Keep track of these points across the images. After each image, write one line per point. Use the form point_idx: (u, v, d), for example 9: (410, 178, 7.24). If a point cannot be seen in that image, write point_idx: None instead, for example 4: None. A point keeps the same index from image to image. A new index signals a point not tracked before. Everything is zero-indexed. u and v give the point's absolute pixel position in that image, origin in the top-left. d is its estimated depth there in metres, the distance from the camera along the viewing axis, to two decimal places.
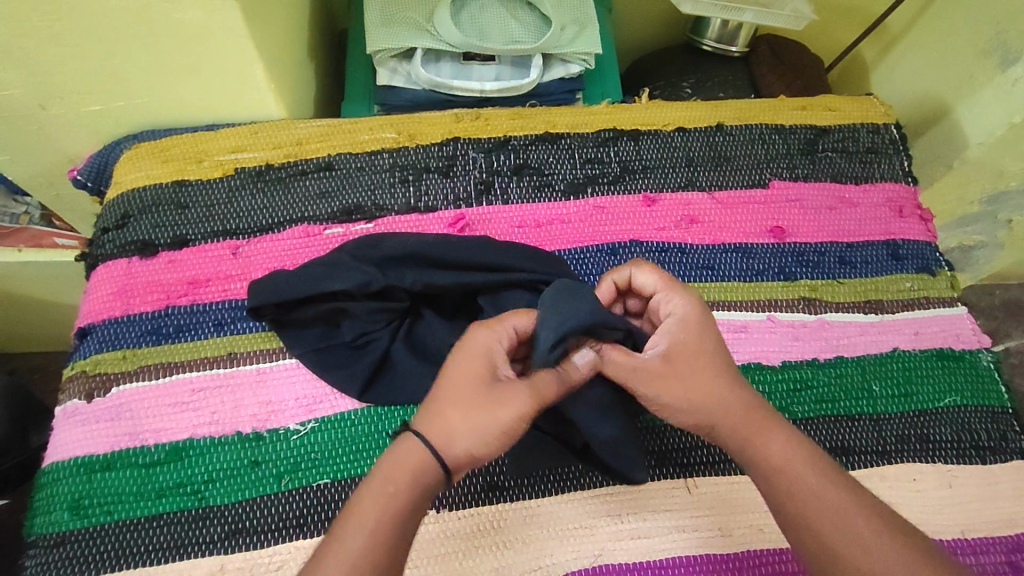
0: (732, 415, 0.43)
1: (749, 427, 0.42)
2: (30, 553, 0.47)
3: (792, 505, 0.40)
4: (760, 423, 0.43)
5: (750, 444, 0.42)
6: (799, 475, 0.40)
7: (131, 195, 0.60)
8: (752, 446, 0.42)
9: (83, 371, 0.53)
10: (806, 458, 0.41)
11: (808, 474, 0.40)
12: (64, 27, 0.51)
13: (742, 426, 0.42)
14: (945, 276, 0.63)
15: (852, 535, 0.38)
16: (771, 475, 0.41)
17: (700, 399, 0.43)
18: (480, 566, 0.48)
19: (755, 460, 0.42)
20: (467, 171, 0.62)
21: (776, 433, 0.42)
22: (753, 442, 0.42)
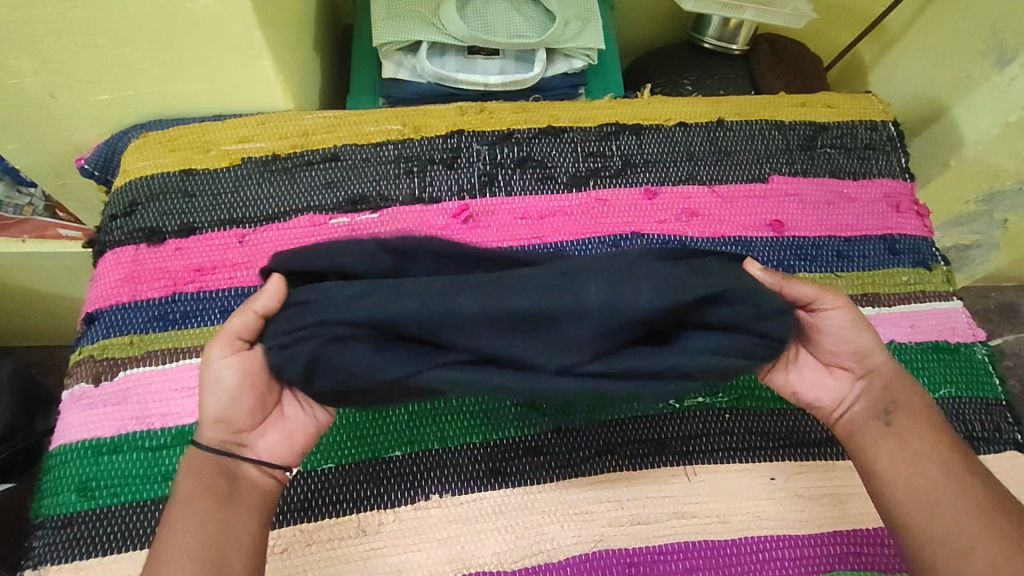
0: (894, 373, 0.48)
1: (899, 382, 0.48)
2: (39, 533, 0.48)
3: (906, 450, 0.45)
4: (910, 385, 0.48)
5: (896, 397, 0.47)
6: (927, 430, 0.46)
7: (139, 183, 0.60)
8: (897, 397, 0.47)
9: (91, 355, 0.54)
10: (938, 424, 0.47)
11: (934, 438, 0.46)
12: (76, 15, 0.52)
13: (890, 378, 0.48)
14: (941, 271, 0.64)
15: (954, 490, 0.43)
16: (902, 424, 0.46)
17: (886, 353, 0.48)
18: (482, 549, 0.49)
19: (892, 406, 0.47)
20: (471, 163, 0.63)
21: (920, 396, 0.48)
22: (899, 391, 0.47)
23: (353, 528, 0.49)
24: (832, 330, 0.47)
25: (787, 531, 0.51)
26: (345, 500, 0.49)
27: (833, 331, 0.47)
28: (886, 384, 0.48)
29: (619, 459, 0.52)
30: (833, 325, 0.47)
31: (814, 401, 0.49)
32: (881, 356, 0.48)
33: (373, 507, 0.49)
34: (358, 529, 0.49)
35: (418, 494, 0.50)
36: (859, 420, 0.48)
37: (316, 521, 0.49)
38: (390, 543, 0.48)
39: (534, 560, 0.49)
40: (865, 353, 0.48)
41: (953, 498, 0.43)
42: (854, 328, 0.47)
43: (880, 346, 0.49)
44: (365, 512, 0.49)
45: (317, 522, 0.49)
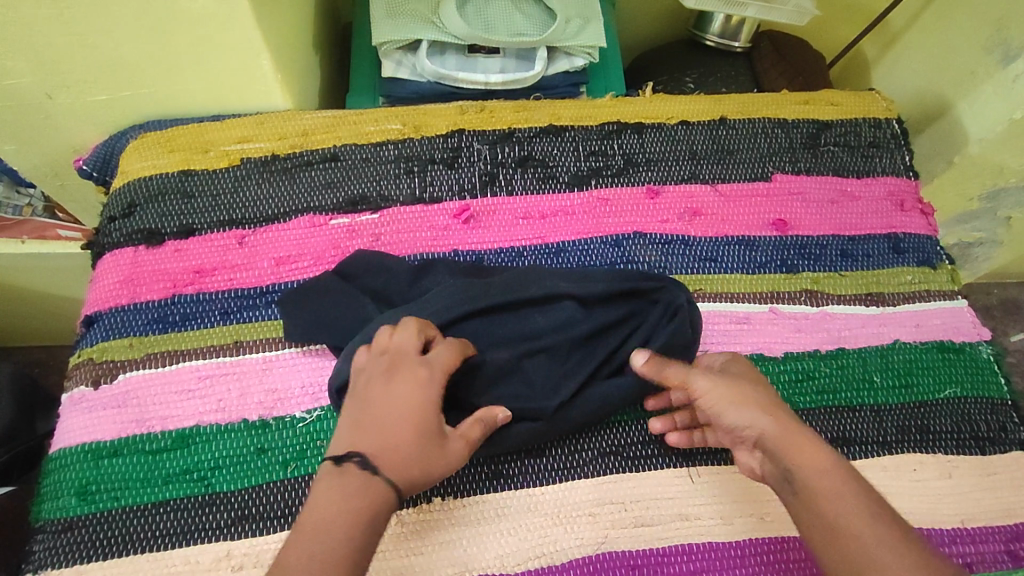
0: (775, 434, 0.44)
1: (788, 444, 0.43)
2: (39, 537, 0.48)
3: (823, 528, 0.40)
4: (804, 444, 0.43)
5: (788, 461, 0.43)
6: (832, 493, 0.40)
7: (137, 184, 0.60)
8: (791, 464, 0.42)
9: (90, 358, 0.53)
10: (843, 479, 0.41)
11: (844, 499, 0.40)
12: (73, 15, 0.51)
13: (779, 443, 0.43)
14: (946, 270, 0.64)
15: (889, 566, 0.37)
16: (809, 492, 0.41)
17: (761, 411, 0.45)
18: (484, 552, 0.48)
19: (789, 475, 0.42)
20: (471, 163, 0.63)
21: (819, 451, 0.43)
22: (793, 451, 0.43)
23: None
24: (709, 403, 0.46)
25: (791, 533, 0.50)
26: None
27: (708, 406, 0.46)
28: (774, 453, 0.43)
29: (623, 460, 0.52)
30: (705, 402, 0.46)
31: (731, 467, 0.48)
32: (760, 421, 0.45)
33: None
34: None
35: (420, 497, 0.50)
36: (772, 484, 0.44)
37: None
38: (392, 546, 0.48)
39: (537, 563, 0.48)
40: (742, 425, 0.45)
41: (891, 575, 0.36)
42: (727, 396, 0.46)
43: (766, 408, 0.45)
44: None
45: None
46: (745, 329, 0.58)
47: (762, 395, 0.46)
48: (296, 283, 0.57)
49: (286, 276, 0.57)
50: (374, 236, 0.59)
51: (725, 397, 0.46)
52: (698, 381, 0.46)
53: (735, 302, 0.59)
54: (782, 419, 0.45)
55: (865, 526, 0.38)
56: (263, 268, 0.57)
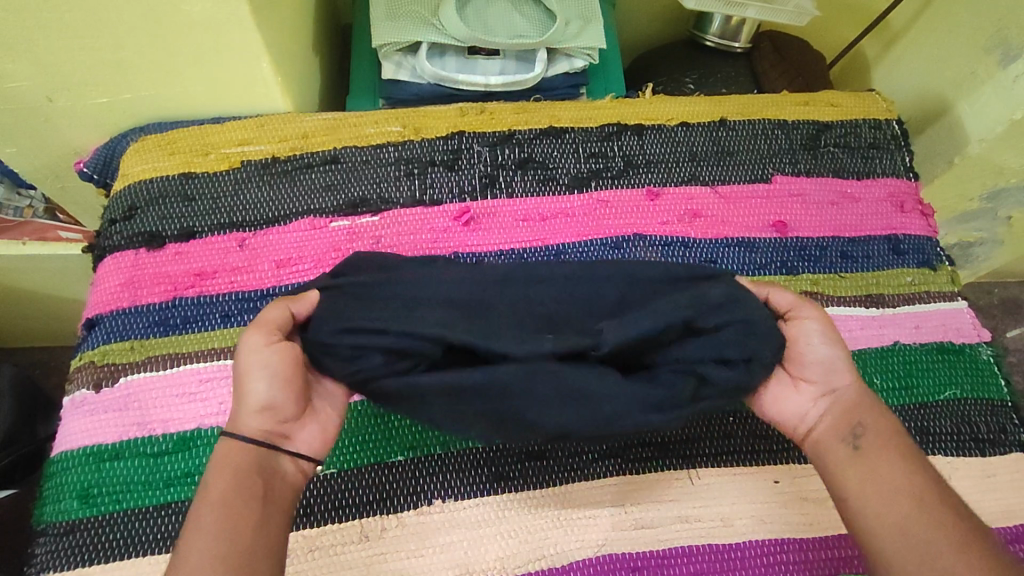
0: (858, 400, 0.45)
1: (868, 405, 0.45)
2: (41, 540, 0.48)
3: (871, 492, 0.42)
4: (878, 411, 0.45)
5: (865, 426, 0.44)
6: (894, 455, 0.43)
7: (138, 187, 0.60)
8: (862, 421, 0.44)
9: (91, 361, 0.53)
10: (910, 455, 0.43)
11: (902, 462, 0.43)
12: (73, 18, 0.51)
13: (859, 401, 0.45)
14: (946, 271, 0.64)
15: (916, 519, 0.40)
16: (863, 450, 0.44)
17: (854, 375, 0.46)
18: (484, 555, 0.48)
19: (857, 429, 0.44)
20: (472, 165, 0.63)
21: (890, 420, 0.45)
22: (872, 414, 0.45)
23: (356, 533, 0.48)
24: (800, 340, 0.46)
25: (790, 536, 0.50)
26: (348, 505, 0.49)
27: (803, 346, 0.46)
28: (848, 408, 0.45)
29: (623, 462, 0.52)
30: (801, 334, 0.46)
31: (777, 416, 0.47)
32: (852, 381, 0.46)
33: (376, 513, 0.49)
34: (361, 535, 0.48)
35: (421, 500, 0.50)
36: (825, 438, 0.45)
37: (319, 526, 0.48)
38: (393, 549, 0.48)
39: (537, 566, 0.48)
40: (832, 367, 0.46)
41: (918, 532, 0.39)
42: (822, 339, 0.46)
43: (849, 367, 0.47)
44: (368, 518, 0.49)
45: (320, 528, 0.48)
46: None
47: (851, 360, 0.47)
48: (296, 285, 0.57)
49: (286, 279, 0.57)
50: (374, 239, 0.59)
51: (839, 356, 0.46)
52: (811, 320, 0.46)
53: None
54: (862, 382, 0.46)
55: (918, 494, 0.41)
56: (264, 270, 0.57)
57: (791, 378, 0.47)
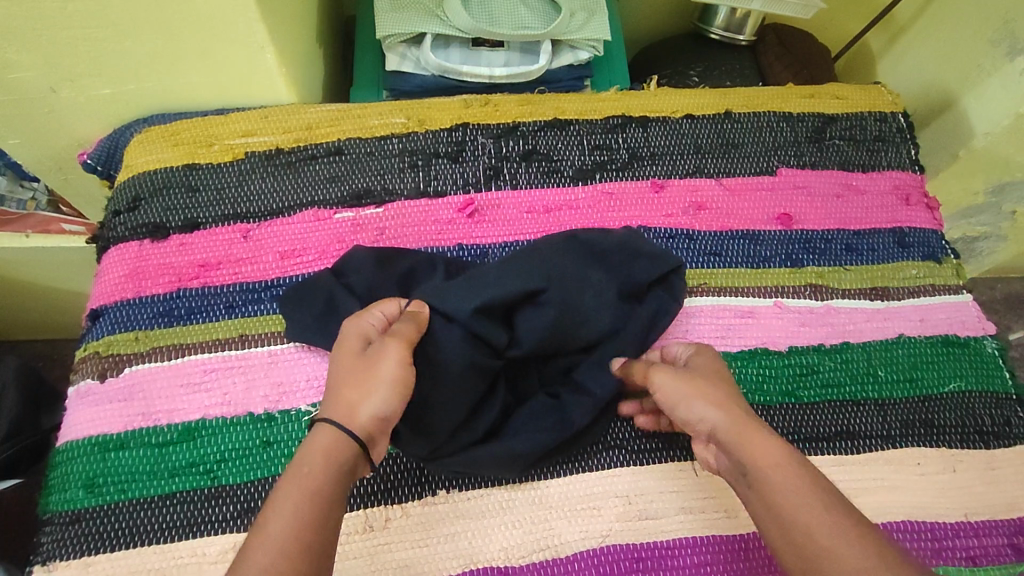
0: (727, 429, 0.42)
1: (743, 431, 0.42)
2: (47, 529, 0.48)
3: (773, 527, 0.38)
4: (753, 434, 0.41)
5: (741, 457, 0.41)
6: (778, 487, 0.39)
7: (142, 178, 0.60)
8: (743, 455, 0.41)
9: (96, 352, 0.53)
10: (796, 471, 0.39)
11: (790, 483, 0.39)
12: (76, 9, 0.51)
13: (733, 430, 0.42)
14: (951, 264, 0.64)
15: (834, 554, 0.35)
16: (757, 483, 0.40)
17: (717, 403, 0.43)
18: (489, 544, 0.48)
19: (743, 467, 0.41)
20: (476, 156, 0.63)
21: (767, 439, 0.41)
22: (745, 441, 0.41)
23: (361, 523, 0.48)
24: (665, 399, 0.45)
25: None
26: (354, 496, 0.49)
27: (665, 402, 0.45)
28: (727, 444, 0.42)
29: (628, 454, 0.52)
30: (664, 391, 0.45)
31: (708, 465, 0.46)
32: (714, 413, 0.43)
33: (381, 503, 0.49)
34: (366, 525, 0.48)
35: (425, 490, 0.50)
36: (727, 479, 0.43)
37: None
38: (398, 539, 0.48)
39: (542, 556, 0.48)
40: (700, 413, 0.44)
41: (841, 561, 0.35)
42: (675, 378, 0.45)
43: (721, 399, 0.44)
44: (373, 508, 0.49)
45: None
46: (750, 324, 0.58)
47: (728, 389, 0.45)
48: (300, 277, 0.57)
49: (291, 270, 0.57)
50: (379, 230, 0.59)
51: (684, 388, 0.45)
52: (658, 376, 0.46)
53: (739, 296, 0.59)
54: (740, 410, 0.43)
55: (820, 519, 0.37)
56: (269, 261, 0.57)
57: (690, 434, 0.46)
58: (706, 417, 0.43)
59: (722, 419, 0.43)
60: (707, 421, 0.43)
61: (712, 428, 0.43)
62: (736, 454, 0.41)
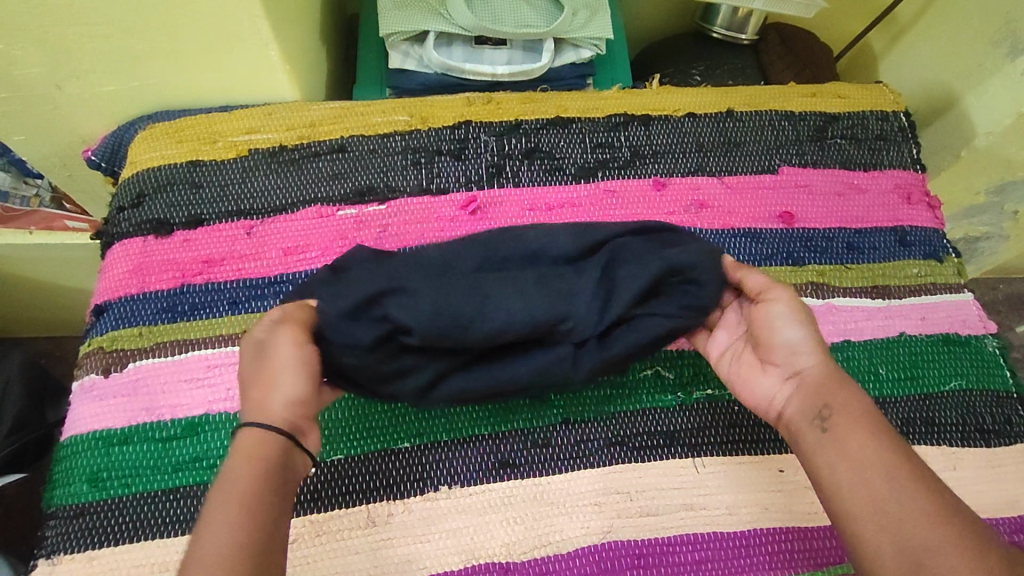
0: (827, 373, 0.44)
1: (835, 384, 0.44)
2: (51, 523, 0.48)
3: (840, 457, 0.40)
4: (846, 385, 0.44)
5: (828, 400, 0.43)
6: (859, 440, 0.40)
7: (146, 174, 0.60)
8: (831, 395, 0.43)
9: (100, 347, 0.54)
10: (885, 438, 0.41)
11: (874, 440, 0.40)
12: (82, 6, 0.51)
13: (826, 380, 0.44)
14: (953, 263, 0.64)
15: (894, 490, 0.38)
16: (837, 431, 0.42)
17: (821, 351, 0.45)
18: (490, 540, 0.49)
19: (826, 411, 0.43)
20: (479, 154, 0.63)
21: (857, 401, 0.42)
22: (840, 394, 0.43)
23: (363, 519, 0.49)
24: (762, 325, 0.46)
25: (795, 524, 0.51)
26: (356, 491, 0.49)
27: (762, 331, 0.46)
28: (817, 387, 0.44)
29: (629, 451, 0.52)
30: (773, 312, 0.46)
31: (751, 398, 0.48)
32: (815, 356, 0.45)
33: (383, 498, 0.49)
34: (368, 520, 0.49)
35: (427, 486, 0.50)
36: (795, 417, 0.44)
37: (327, 511, 0.49)
38: (399, 534, 0.48)
39: (543, 552, 0.49)
40: (798, 347, 0.45)
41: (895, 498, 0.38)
42: (792, 320, 0.46)
43: (818, 346, 0.45)
44: (375, 503, 0.49)
45: (328, 513, 0.49)
46: None
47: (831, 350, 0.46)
48: (303, 274, 0.57)
49: (294, 266, 0.57)
50: (381, 228, 0.59)
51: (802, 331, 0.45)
52: (777, 303, 0.46)
53: None
54: (835, 366, 0.45)
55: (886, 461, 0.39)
56: (272, 258, 0.58)
57: (759, 359, 0.47)
58: (810, 356, 0.45)
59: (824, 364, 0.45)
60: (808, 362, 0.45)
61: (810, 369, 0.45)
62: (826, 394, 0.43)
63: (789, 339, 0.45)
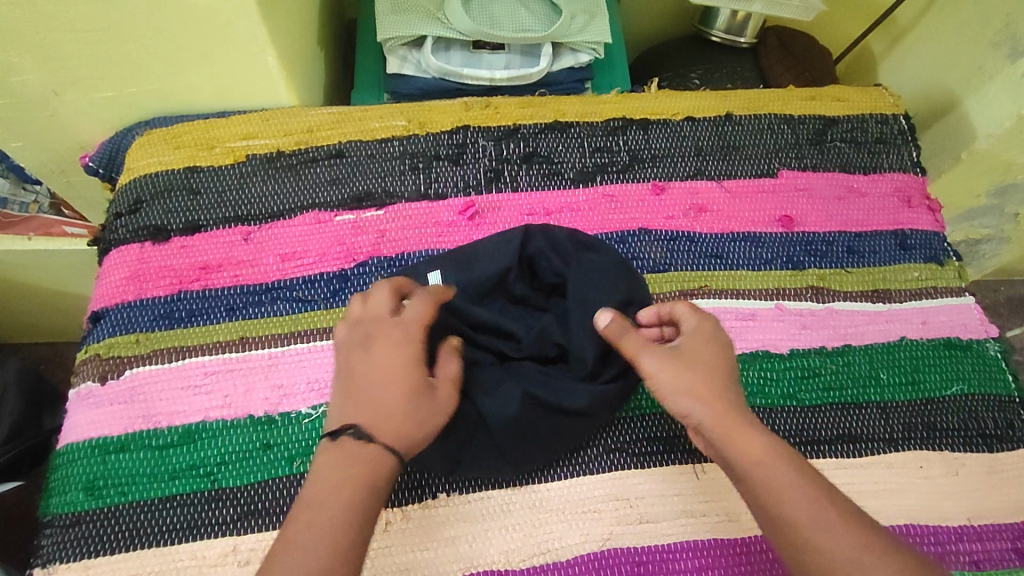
0: (717, 419, 0.43)
1: (728, 431, 0.43)
2: (47, 532, 0.48)
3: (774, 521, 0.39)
4: (741, 426, 0.43)
5: (732, 450, 0.42)
6: (770, 481, 0.40)
7: (143, 180, 0.60)
8: (732, 451, 0.42)
9: (96, 354, 0.53)
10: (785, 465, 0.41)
11: (783, 474, 0.40)
12: (79, 12, 0.51)
13: (722, 421, 0.43)
14: (953, 266, 0.63)
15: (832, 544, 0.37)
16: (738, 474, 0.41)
17: (703, 393, 0.44)
18: (490, 548, 0.48)
19: (729, 463, 0.42)
20: (477, 159, 0.63)
21: (752, 437, 0.42)
22: (733, 437, 0.42)
23: None
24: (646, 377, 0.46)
25: None
26: None
27: (657, 387, 0.45)
28: (717, 440, 0.43)
29: (628, 456, 0.52)
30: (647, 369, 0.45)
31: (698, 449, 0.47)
32: (699, 403, 0.44)
33: (381, 506, 0.49)
34: None
35: (425, 493, 0.50)
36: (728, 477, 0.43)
37: None
38: (396, 542, 0.48)
39: (542, 559, 0.48)
40: (685, 397, 0.44)
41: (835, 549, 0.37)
42: (659, 366, 0.45)
43: (701, 388, 0.44)
44: None
45: None
46: (751, 326, 0.57)
47: (721, 376, 0.45)
48: (302, 280, 0.57)
49: (292, 273, 0.57)
50: (379, 233, 0.59)
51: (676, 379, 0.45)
52: (646, 359, 0.46)
53: (740, 298, 0.59)
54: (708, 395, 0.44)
55: (806, 507, 0.39)
56: (269, 264, 0.57)
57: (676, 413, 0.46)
58: (689, 408, 0.44)
59: (709, 413, 0.43)
60: (689, 410, 0.44)
61: (702, 420, 0.44)
62: (726, 451, 0.42)
63: (677, 391, 0.44)
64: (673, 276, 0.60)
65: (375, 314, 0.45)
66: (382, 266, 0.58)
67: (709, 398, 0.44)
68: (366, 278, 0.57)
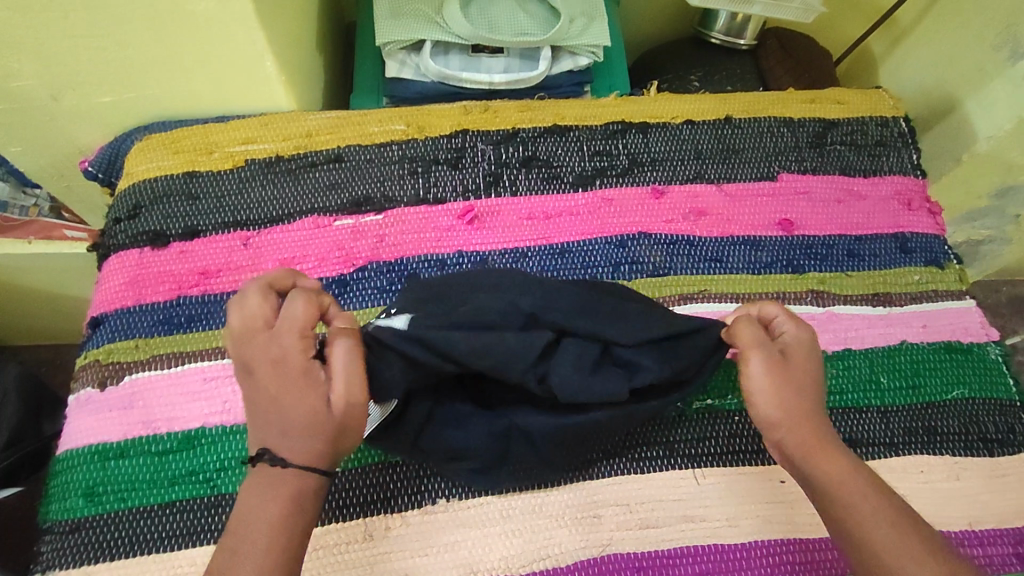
0: (801, 436, 0.44)
1: (811, 449, 0.44)
2: (46, 538, 0.48)
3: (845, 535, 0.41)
4: (825, 447, 0.44)
5: (809, 464, 0.44)
6: (846, 499, 0.41)
7: (142, 186, 0.60)
8: (810, 465, 0.43)
9: (96, 360, 0.53)
10: (863, 481, 0.42)
11: (860, 488, 0.42)
12: (77, 19, 0.51)
13: (797, 432, 0.45)
14: (954, 270, 0.63)
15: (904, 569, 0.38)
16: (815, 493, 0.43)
17: (794, 406, 0.45)
18: (489, 554, 0.48)
19: (805, 479, 0.44)
20: (476, 163, 0.62)
21: (830, 458, 0.43)
22: (814, 458, 0.43)
23: (360, 533, 0.48)
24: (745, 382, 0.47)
25: (796, 535, 0.50)
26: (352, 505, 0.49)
27: (750, 389, 0.46)
28: (795, 456, 0.44)
29: (627, 462, 0.52)
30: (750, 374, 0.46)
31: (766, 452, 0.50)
32: (789, 419, 0.45)
33: (379, 512, 0.49)
34: (366, 534, 0.48)
35: (424, 499, 0.50)
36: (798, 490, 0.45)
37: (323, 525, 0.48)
38: (395, 548, 0.48)
39: (542, 565, 0.48)
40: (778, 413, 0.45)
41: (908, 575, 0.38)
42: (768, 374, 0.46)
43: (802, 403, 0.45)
44: (372, 517, 0.49)
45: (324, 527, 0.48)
46: None
47: (816, 389, 0.46)
48: None
49: None
50: (379, 238, 0.59)
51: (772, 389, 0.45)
52: (753, 363, 0.46)
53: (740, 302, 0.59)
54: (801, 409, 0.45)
55: (881, 528, 0.40)
56: (269, 269, 0.57)
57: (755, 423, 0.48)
58: (772, 417, 0.45)
59: (791, 421, 0.45)
60: (772, 418, 0.45)
61: (787, 435, 0.45)
62: (802, 463, 0.44)
63: (766, 401, 0.45)
64: (673, 280, 0.59)
65: (257, 322, 0.41)
66: (381, 271, 0.58)
67: (798, 414, 0.45)
68: (365, 283, 0.57)
